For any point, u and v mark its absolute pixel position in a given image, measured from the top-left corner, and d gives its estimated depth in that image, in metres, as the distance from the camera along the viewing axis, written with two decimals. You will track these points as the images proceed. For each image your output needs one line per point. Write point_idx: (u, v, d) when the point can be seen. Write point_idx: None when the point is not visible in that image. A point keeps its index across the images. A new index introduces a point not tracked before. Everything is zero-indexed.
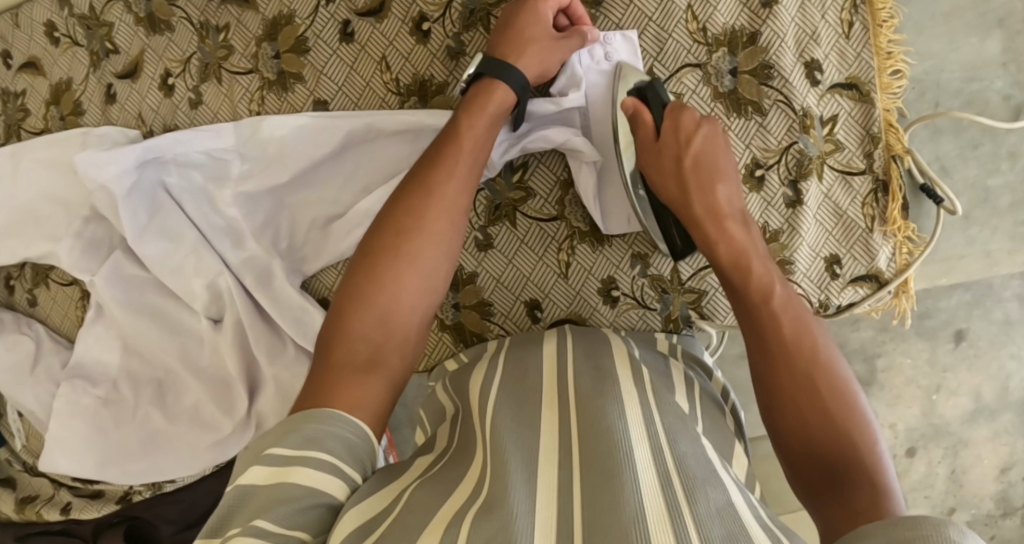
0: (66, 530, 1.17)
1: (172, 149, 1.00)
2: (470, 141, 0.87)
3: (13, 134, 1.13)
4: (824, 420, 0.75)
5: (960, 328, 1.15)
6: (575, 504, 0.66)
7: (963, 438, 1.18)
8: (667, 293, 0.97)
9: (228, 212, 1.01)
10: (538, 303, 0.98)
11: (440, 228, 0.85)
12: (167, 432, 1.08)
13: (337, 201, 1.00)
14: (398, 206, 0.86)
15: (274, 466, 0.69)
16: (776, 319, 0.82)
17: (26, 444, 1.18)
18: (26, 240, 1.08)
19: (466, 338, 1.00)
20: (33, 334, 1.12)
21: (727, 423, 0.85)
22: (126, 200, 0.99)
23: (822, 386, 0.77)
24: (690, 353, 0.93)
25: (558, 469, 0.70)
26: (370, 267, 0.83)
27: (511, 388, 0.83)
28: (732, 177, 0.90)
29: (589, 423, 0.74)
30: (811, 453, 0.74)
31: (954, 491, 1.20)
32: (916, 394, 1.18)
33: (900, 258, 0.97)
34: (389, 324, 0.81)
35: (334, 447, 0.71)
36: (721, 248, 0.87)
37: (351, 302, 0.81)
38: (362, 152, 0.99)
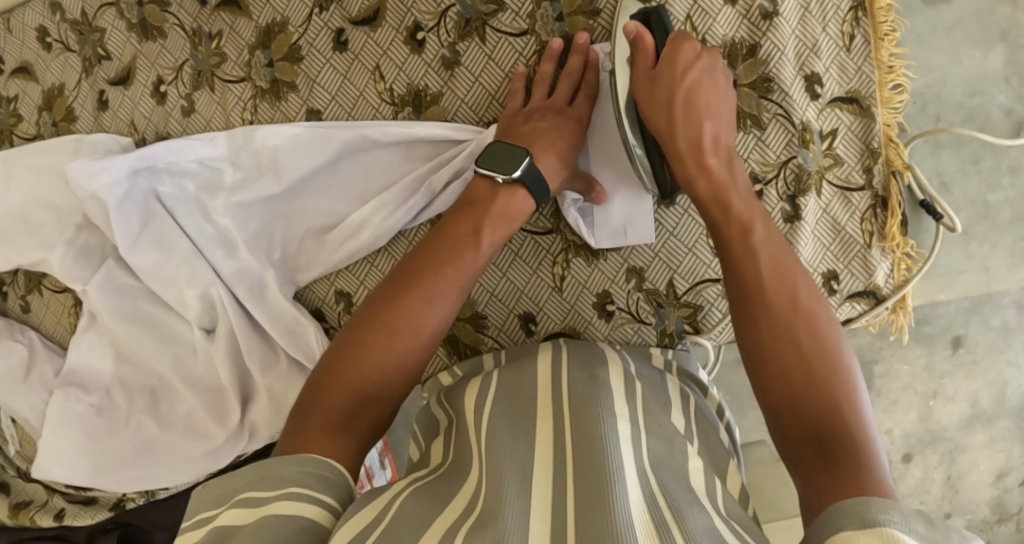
0: (60, 535, 1.17)
1: (164, 157, 0.99)
2: (488, 239, 0.86)
3: (5, 140, 1.12)
4: (804, 368, 0.72)
5: (958, 335, 1.14)
6: (566, 525, 0.65)
7: (960, 444, 1.18)
8: (662, 308, 0.96)
9: (220, 221, 0.99)
10: (532, 317, 0.97)
11: (445, 296, 0.84)
12: (160, 441, 1.07)
13: (330, 211, 0.99)
14: (412, 266, 0.85)
15: (250, 508, 0.68)
16: (754, 256, 0.79)
17: (20, 450, 1.18)
18: (18, 247, 1.07)
19: (459, 350, 1.00)
20: (27, 341, 1.12)
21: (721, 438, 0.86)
22: (118, 210, 0.98)
23: (805, 336, 0.73)
24: (685, 369, 0.92)
25: (551, 478, 0.71)
26: (365, 336, 0.81)
27: (504, 403, 0.83)
28: (724, 114, 0.87)
29: (586, 439, 0.74)
30: (788, 401, 0.71)
31: (950, 497, 1.19)
32: (913, 400, 1.18)
33: (898, 274, 0.96)
34: (375, 394, 0.79)
35: (313, 483, 0.70)
36: (701, 186, 0.84)
37: (349, 351, 0.81)
38: (355, 162, 0.98)
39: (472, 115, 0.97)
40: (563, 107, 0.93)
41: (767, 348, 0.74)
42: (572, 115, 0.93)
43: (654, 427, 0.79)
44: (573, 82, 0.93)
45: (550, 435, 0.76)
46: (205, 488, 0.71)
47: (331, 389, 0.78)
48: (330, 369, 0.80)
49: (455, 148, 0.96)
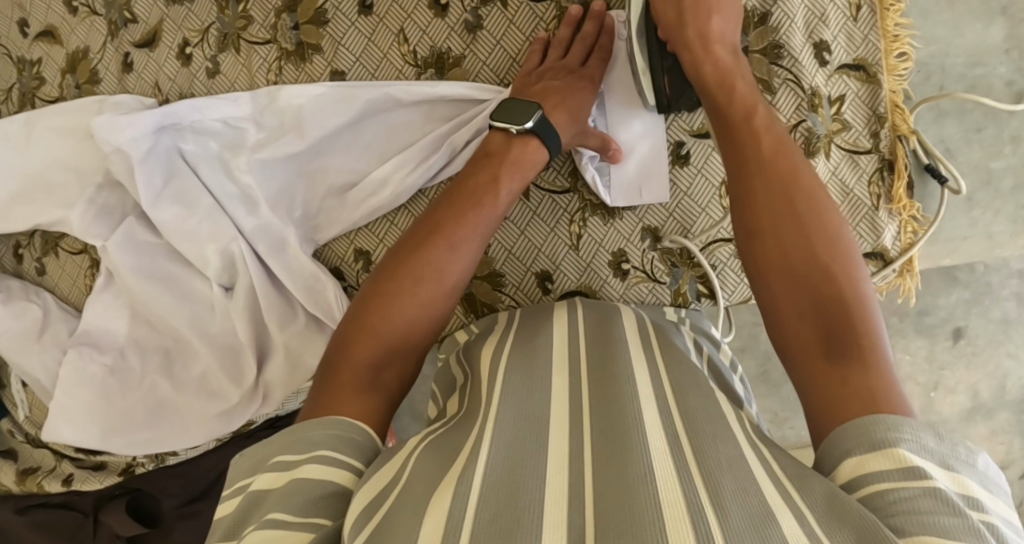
0: (66, 503, 1.18)
1: (189, 115, 1.00)
2: (504, 185, 0.88)
3: (27, 103, 1.13)
4: (810, 259, 0.74)
5: (959, 326, 1.17)
6: (586, 473, 0.65)
7: (960, 436, 1.20)
8: (676, 267, 0.98)
9: (242, 179, 1.01)
10: (549, 275, 0.99)
11: (467, 243, 0.85)
12: (173, 402, 1.08)
13: (353, 169, 1.01)
14: (433, 218, 0.87)
15: (281, 471, 0.69)
16: (759, 147, 0.81)
17: (29, 416, 1.17)
18: (39, 206, 1.08)
19: (476, 309, 1.00)
20: (41, 302, 1.12)
21: (734, 386, 0.86)
22: (143, 165, 0.99)
23: (807, 230, 0.76)
24: (698, 326, 0.93)
25: (569, 429, 0.71)
26: (388, 288, 0.82)
27: (518, 354, 0.83)
28: (732, 13, 0.89)
29: (607, 387, 0.74)
30: (792, 292, 0.73)
31: None
32: (915, 391, 1.20)
33: (904, 237, 0.99)
34: (401, 345, 0.80)
35: (347, 443, 0.72)
36: (707, 69, 0.87)
37: (375, 305, 0.81)
38: (378, 122, 1.00)
39: (492, 77, 1.00)
40: (576, 67, 0.95)
41: (772, 235, 0.77)
42: (585, 74, 0.95)
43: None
44: (588, 44, 0.96)
45: (565, 388, 0.77)
46: (241, 455, 0.73)
47: (357, 344, 0.79)
48: (355, 322, 0.81)
49: (478, 106, 0.99)
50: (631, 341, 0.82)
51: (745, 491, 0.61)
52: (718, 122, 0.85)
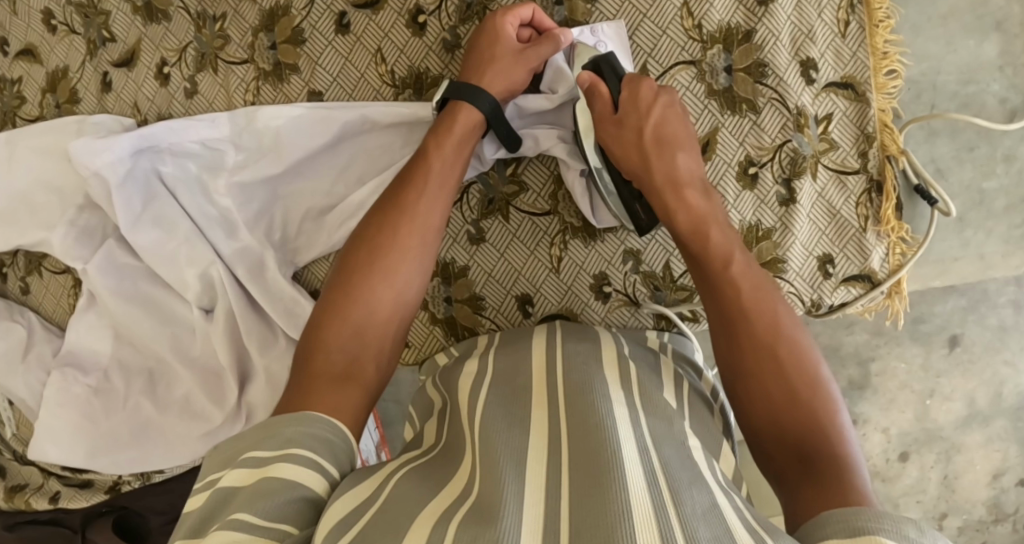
0: (55, 520, 1.18)
1: (167, 138, 1.00)
2: (440, 160, 0.89)
3: (8, 122, 1.12)
4: (787, 387, 0.75)
5: (954, 334, 1.15)
6: (562, 508, 0.64)
7: (956, 443, 1.19)
8: (659, 290, 0.97)
9: (221, 202, 1.00)
10: (530, 298, 0.98)
11: (413, 240, 0.87)
12: (157, 422, 1.08)
13: (331, 191, 1.00)
14: (377, 219, 0.88)
15: (253, 467, 0.69)
16: (736, 291, 0.81)
17: (17, 433, 1.18)
18: (21, 227, 1.08)
19: (457, 332, 1.00)
20: (26, 321, 1.12)
21: (714, 420, 0.85)
22: (120, 189, 0.98)
23: (776, 349, 0.77)
24: (680, 352, 0.92)
25: (546, 461, 0.70)
26: (346, 284, 0.85)
27: (499, 388, 0.82)
28: (692, 149, 0.90)
29: (580, 416, 0.73)
30: (769, 410, 0.75)
31: (946, 496, 1.21)
32: (910, 398, 1.19)
33: (894, 259, 0.97)
34: (365, 336, 0.82)
35: (320, 442, 0.72)
36: (681, 218, 0.86)
37: (333, 311, 0.83)
38: (356, 144, 0.99)
39: None
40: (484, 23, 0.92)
41: (753, 376, 0.77)
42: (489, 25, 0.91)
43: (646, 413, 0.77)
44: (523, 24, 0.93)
45: (545, 416, 0.76)
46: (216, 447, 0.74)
47: (325, 342, 0.81)
48: (322, 316, 0.83)
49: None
50: (612, 379, 0.80)
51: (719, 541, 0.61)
52: (689, 242, 0.85)
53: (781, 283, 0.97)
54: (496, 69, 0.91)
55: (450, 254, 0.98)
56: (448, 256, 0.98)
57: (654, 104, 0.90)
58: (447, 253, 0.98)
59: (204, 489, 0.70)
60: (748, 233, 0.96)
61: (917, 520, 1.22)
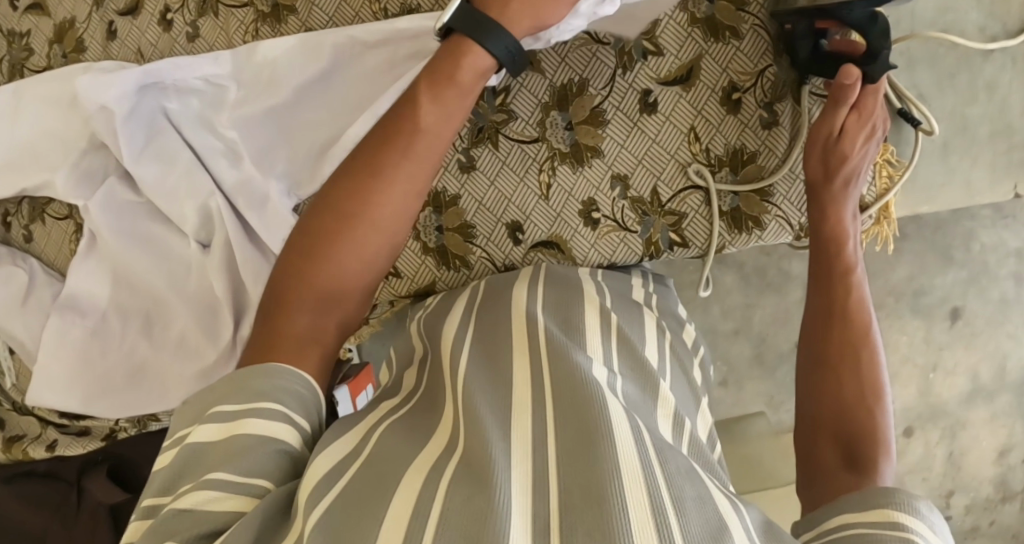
0: (52, 472, 1.21)
1: (171, 74, 0.99)
2: (433, 103, 0.81)
3: (16, 74, 1.15)
4: (858, 387, 0.88)
5: (955, 306, 1.55)
6: (549, 472, 0.63)
7: (961, 418, 1.59)
8: (647, 216, 0.98)
9: (226, 134, 1.00)
10: (520, 226, 0.99)
11: (392, 208, 0.81)
12: (152, 360, 1.10)
13: (332, 122, 0.98)
14: (354, 177, 0.81)
15: (223, 422, 0.70)
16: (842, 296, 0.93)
17: (16, 383, 1.18)
18: (27, 171, 1.11)
19: (449, 262, 1.00)
20: (28, 267, 1.14)
21: (695, 371, 0.89)
22: (125, 124, 0.99)
23: (854, 344, 0.91)
24: (665, 304, 0.96)
25: (531, 410, 0.71)
26: (313, 247, 0.80)
27: (481, 330, 0.84)
28: None
29: (559, 359, 0.75)
30: (834, 398, 0.88)
31: (951, 471, 1.61)
32: (915, 371, 1.59)
33: (880, 182, 0.99)
34: (329, 305, 0.78)
35: (286, 399, 0.72)
36: None
37: (296, 272, 0.79)
38: (352, 71, 0.97)
39: None
40: None
41: (830, 374, 0.90)
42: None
43: (628, 363, 0.81)
44: None
45: (527, 364, 0.77)
46: (185, 404, 0.74)
47: (287, 303, 0.77)
48: (283, 275, 0.79)
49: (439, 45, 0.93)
50: (591, 320, 0.84)
51: (703, 498, 0.60)
52: None
53: (768, 207, 0.98)
54: (519, 7, 0.82)
55: (441, 183, 1.00)
56: (440, 186, 1.00)
57: (827, 228, 0.94)
58: (439, 183, 1.00)
59: (177, 444, 0.71)
60: (734, 157, 0.98)
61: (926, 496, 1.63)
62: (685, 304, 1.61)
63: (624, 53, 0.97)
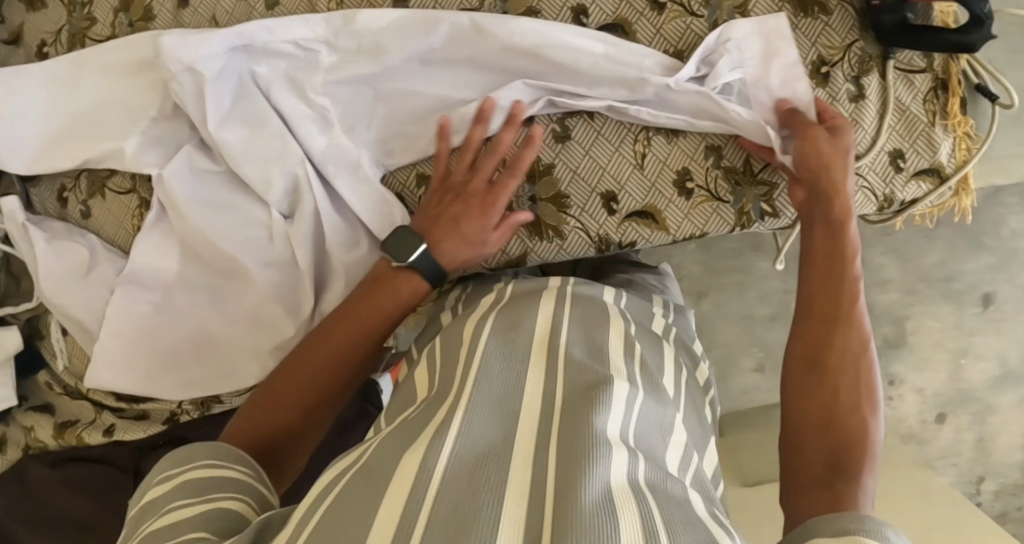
0: (103, 457, 1.16)
1: (263, 37, 0.96)
2: (384, 303, 0.93)
3: (77, 44, 1.10)
4: (841, 408, 0.82)
5: (985, 292, 1.59)
6: (550, 467, 0.66)
7: (990, 404, 1.63)
8: (739, 186, 0.99)
9: (317, 101, 0.99)
10: (613, 196, 0.99)
11: (319, 387, 0.90)
12: (223, 335, 1.07)
13: (434, 91, 0.99)
14: (309, 346, 0.92)
15: (163, 482, 0.77)
16: (833, 320, 0.87)
17: (69, 365, 1.15)
18: (90, 142, 1.07)
19: (541, 233, 1.00)
20: (87, 242, 1.10)
21: (705, 410, 0.95)
22: (213, 84, 0.97)
23: (833, 362, 0.85)
24: (681, 338, 1.02)
25: (533, 423, 0.72)
26: (264, 393, 0.90)
27: (497, 348, 0.82)
28: None
29: (579, 378, 0.77)
30: (818, 408, 0.83)
31: (980, 457, 1.65)
32: (947, 358, 1.62)
33: (959, 154, 1.02)
34: (273, 417, 0.88)
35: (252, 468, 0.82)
36: None
37: (285, 374, 0.91)
38: (459, 43, 0.97)
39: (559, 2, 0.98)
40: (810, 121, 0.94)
41: (809, 386, 0.85)
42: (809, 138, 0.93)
43: (648, 381, 0.83)
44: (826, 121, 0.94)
45: (542, 366, 0.80)
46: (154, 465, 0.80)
47: (269, 397, 0.90)
48: (283, 373, 0.91)
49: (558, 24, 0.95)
50: (615, 339, 0.86)
51: (694, 524, 0.63)
52: None
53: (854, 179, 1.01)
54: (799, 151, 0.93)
55: (536, 153, 0.99)
56: (533, 154, 1.00)
57: (818, 245, 0.91)
58: (532, 152, 1.00)
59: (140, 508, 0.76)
60: None
61: (956, 481, 1.67)
62: (722, 293, 1.62)
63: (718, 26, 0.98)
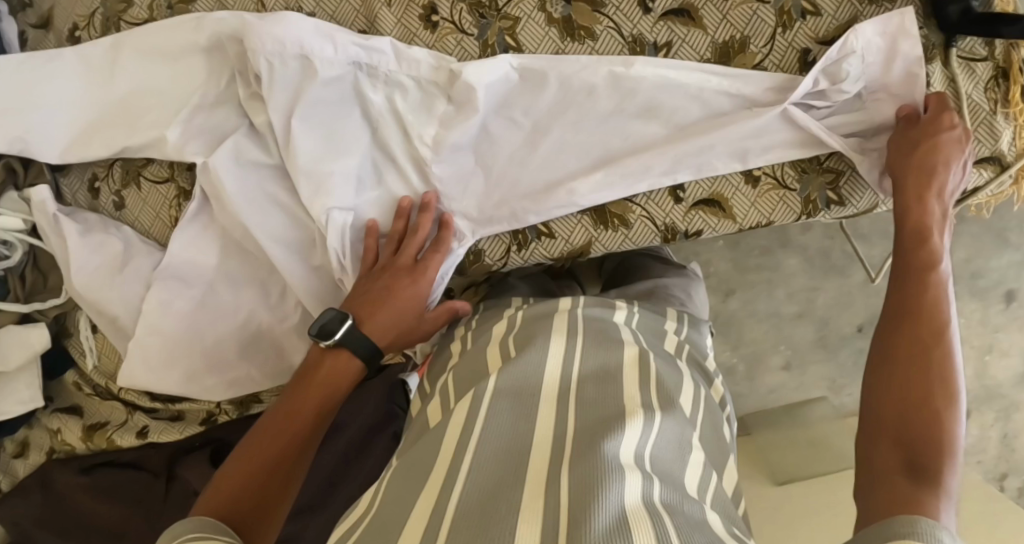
0: (136, 461, 1.11)
1: (387, 62, 0.96)
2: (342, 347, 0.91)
3: (111, 27, 1.04)
4: (921, 398, 0.77)
5: (1010, 289, 1.59)
6: (561, 505, 0.64)
7: (1014, 401, 1.64)
8: (806, 174, 0.97)
9: (421, 140, 0.97)
10: (680, 183, 0.98)
11: (299, 444, 0.86)
12: (272, 332, 1.04)
13: (547, 166, 0.98)
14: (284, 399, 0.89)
15: None
16: (914, 315, 0.83)
17: (98, 364, 1.09)
18: (128, 130, 1.03)
19: (607, 221, 0.99)
20: (121, 235, 1.05)
21: (724, 426, 0.89)
22: (321, 88, 0.96)
23: (919, 352, 0.81)
24: (693, 355, 0.97)
25: (546, 463, 0.70)
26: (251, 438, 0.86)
27: (507, 397, 0.79)
28: None
29: (586, 419, 0.75)
30: (897, 400, 0.78)
31: (1004, 454, 1.66)
32: (972, 354, 1.63)
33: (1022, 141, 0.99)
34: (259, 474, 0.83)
35: (235, 537, 0.76)
36: None
37: (259, 430, 0.86)
38: (585, 112, 0.97)
39: None
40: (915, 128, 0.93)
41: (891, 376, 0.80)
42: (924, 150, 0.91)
43: (665, 406, 0.79)
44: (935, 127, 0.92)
45: (549, 410, 0.78)
46: None
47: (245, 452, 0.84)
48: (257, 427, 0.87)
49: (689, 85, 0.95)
50: (630, 368, 0.83)
51: None
52: None
53: None
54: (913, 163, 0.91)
55: (604, 138, 0.98)
56: (602, 141, 0.98)
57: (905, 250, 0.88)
58: (602, 139, 0.98)
59: None
60: None
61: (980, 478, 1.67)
62: (750, 291, 1.60)
63: (784, 13, 0.94)
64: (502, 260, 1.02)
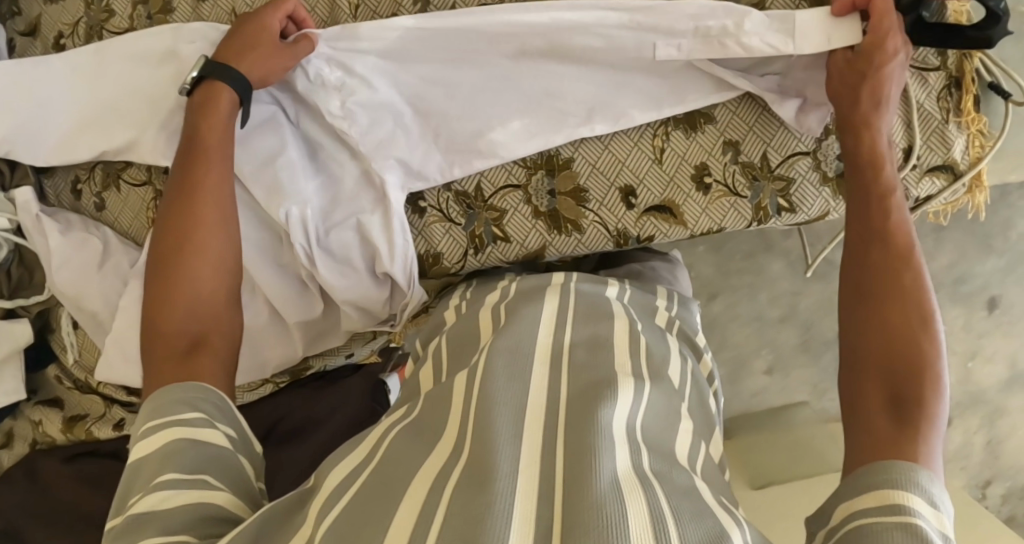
0: (116, 452, 1.15)
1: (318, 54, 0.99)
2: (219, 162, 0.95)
3: (94, 36, 1.09)
4: (892, 354, 0.78)
5: (992, 295, 1.56)
6: (557, 459, 0.62)
7: (999, 408, 1.62)
8: (756, 181, 0.99)
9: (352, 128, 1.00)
10: (632, 190, 1.01)
11: (213, 222, 0.92)
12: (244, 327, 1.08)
13: (479, 130, 1.00)
14: (170, 226, 0.92)
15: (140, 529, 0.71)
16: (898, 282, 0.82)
17: (78, 359, 1.14)
18: (108, 133, 1.08)
19: (560, 226, 1.02)
20: (100, 235, 1.11)
21: (710, 399, 0.84)
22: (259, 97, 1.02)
23: (892, 320, 0.80)
24: (685, 331, 0.93)
25: (539, 425, 0.66)
26: (160, 301, 0.88)
27: (506, 353, 0.74)
28: None
29: (581, 384, 0.70)
30: (883, 352, 0.79)
31: (989, 460, 1.65)
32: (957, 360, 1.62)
33: (973, 151, 1.02)
34: (196, 305, 0.88)
35: (180, 397, 0.79)
36: None
37: (159, 296, 0.89)
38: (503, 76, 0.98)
39: None
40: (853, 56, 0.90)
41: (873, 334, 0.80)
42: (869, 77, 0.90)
43: (658, 375, 0.76)
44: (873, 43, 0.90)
45: (545, 372, 0.73)
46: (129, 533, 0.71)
47: (168, 313, 0.87)
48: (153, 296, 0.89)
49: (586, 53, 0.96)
50: (620, 333, 0.79)
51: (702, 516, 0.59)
52: None
53: None
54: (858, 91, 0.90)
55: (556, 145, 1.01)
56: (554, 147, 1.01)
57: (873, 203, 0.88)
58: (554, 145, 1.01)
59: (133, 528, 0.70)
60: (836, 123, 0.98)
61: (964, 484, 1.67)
62: (734, 291, 1.61)
63: None
64: (460, 262, 1.06)
